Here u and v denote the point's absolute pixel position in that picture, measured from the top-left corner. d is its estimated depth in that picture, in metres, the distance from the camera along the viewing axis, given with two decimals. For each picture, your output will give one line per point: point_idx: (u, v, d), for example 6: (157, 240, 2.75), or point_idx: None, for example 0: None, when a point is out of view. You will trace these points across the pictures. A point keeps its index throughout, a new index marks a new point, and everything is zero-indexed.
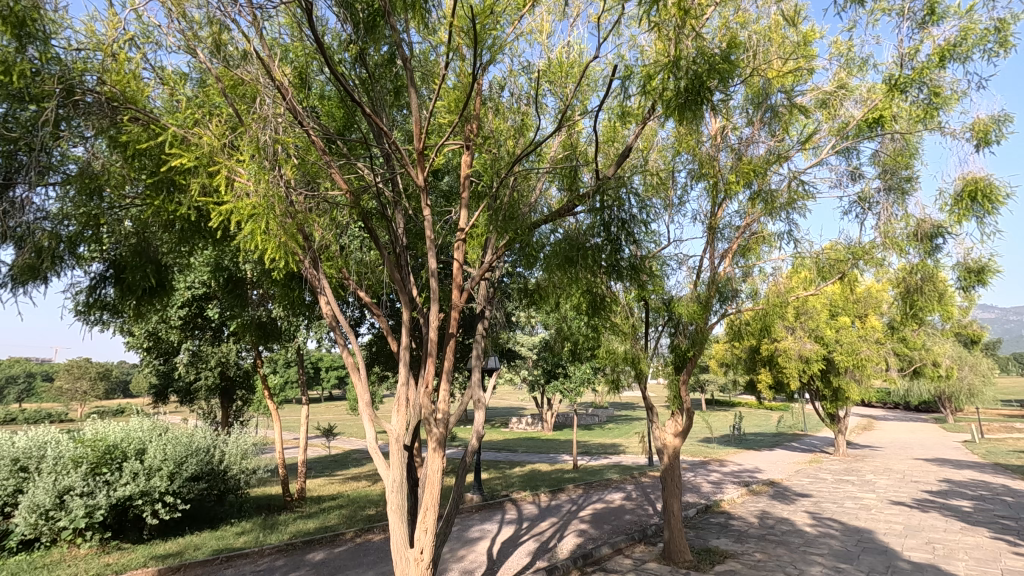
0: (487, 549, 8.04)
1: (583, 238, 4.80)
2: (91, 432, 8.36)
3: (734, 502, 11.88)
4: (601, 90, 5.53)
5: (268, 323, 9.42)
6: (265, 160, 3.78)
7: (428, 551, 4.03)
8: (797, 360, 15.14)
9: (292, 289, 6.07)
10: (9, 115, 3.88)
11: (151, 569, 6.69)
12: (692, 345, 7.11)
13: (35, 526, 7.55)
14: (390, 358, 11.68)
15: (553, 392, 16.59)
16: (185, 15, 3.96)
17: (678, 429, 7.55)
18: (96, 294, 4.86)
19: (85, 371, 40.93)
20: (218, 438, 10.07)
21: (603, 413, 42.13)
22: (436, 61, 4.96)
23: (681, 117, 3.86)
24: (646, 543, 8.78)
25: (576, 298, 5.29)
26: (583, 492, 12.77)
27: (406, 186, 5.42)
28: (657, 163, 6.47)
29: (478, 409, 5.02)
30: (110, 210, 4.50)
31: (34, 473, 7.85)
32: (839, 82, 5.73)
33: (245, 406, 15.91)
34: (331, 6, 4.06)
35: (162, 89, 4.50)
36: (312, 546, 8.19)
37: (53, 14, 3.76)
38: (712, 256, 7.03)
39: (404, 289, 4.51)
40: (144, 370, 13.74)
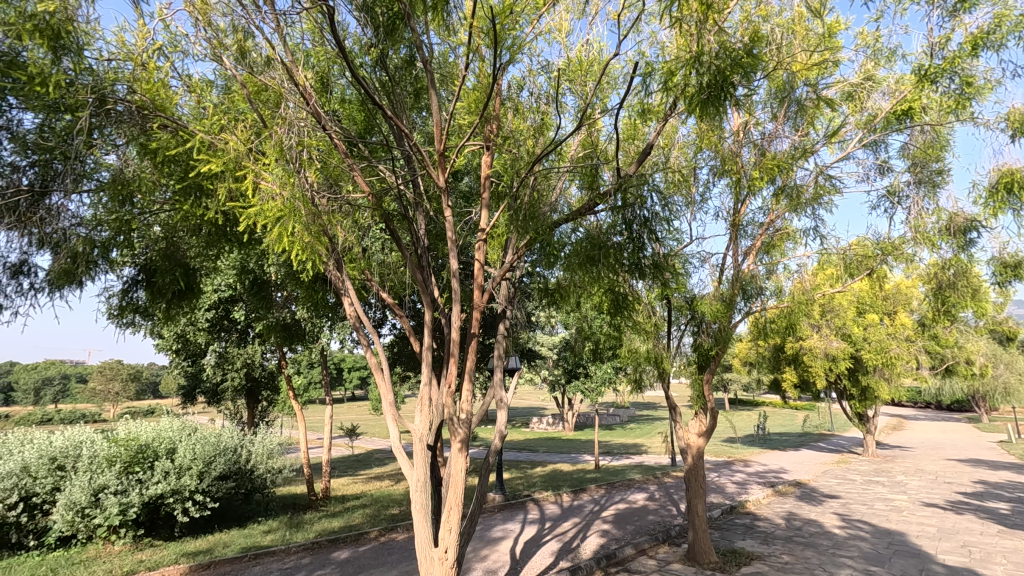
0: (510, 549, 8.05)
1: (604, 236, 4.82)
2: (124, 432, 8.60)
3: (759, 503, 11.70)
4: (622, 88, 5.49)
5: (293, 324, 9.54)
6: (289, 163, 3.85)
7: (452, 550, 4.04)
8: (823, 359, 14.84)
9: (317, 291, 6.13)
10: (46, 125, 3.99)
11: (182, 567, 6.85)
12: (716, 344, 7.00)
13: (73, 523, 7.79)
14: (411, 358, 11.78)
15: (574, 392, 16.52)
16: (211, 24, 4.07)
17: (702, 429, 7.45)
18: (129, 297, 5.04)
19: (117, 373, 42.07)
20: (245, 438, 10.27)
21: (625, 413, 41.83)
22: (455, 62, 4.98)
23: (703, 112, 3.82)
24: (670, 543, 8.72)
25: (599, 297, 5.27)
26: (606, 492, 12.72)
27: (427, 187, 5.45)
28: (679, 160, 6.39)
29: (501, 409, 5.02)
30: (141, 215, 4.62)
31: (70, 472, 8.09)
32: (866, 73, 5.55)
33: (271, 406, 16.20)
34: (352, 11, 4.11)
35: (190, 97, 4.60)
36: (337, 545, 8.29)
37: (86, 27, 3.88)
38: (735, 253, 6.94)
39: (426, 290, 4.55)
40: (174, 371, 14.09)
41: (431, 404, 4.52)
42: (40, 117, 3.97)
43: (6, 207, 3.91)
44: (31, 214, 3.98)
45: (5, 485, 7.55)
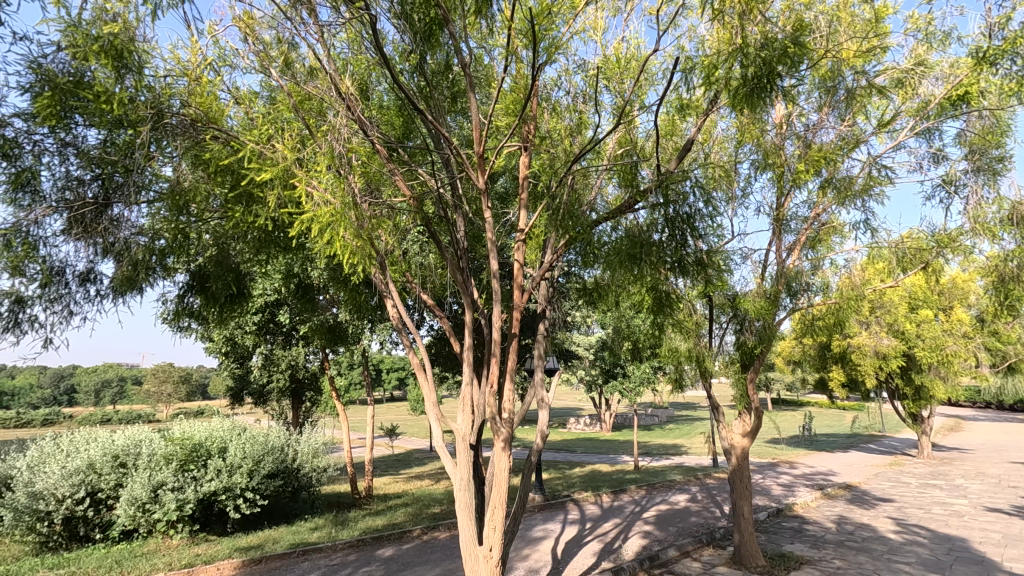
0: (551, 549, 8.05)
1: (644, 235, 4.79)
2: (179, 431, 9.01)
3: (808, 506, 11.34)
4: (660, 84, 5.40)
5: (337, 326, 9.61)
6: (340, 169, 3.94)
7: (497, 548, 4.05)
8: (873, 358, 14.28)
9: (360, 293, 6.30)
10: (109, 140, 4.22)
11: (237, 562, 7.13)
12: (760, 342, 6.83)
13: (134, 518, 8.19)
14: (449, 359, 11.91)
15: (612, 392, 16.41)
16: (257, 37, 4.31)
17: (746, 429, 7.31)
18: (183, 303, 5.28)
19: (169, 375, 43.81)
20: (292, 438, 10.61)
21: (664, 413, 41.36)
22: (492, 65, 5.05)
23: (748, 106, 3.74)
24: (714, 546, 8.54)
25: (639, 296, 5.19)
26: (646, 493, 12.63)
27: (466, 190, 5.52)
28: (719, 155, 6.20)
29: (542, 409, 5.03)
30: (196, 223, 4.82)
31: (131, 469, 8.49)
32: (918, 58, 5.34)
33: (314, 407, 16.63)
34: (391, 19, 4.20)
35: (238, 108, 4.78)
36: (382, 542, 8.47)
37: (148, 48, 4.07)
38: (779, 248, 6.77)
39: (466, 291, 4.62)
40: (223, 372, 14.64)
41: (472, 404, 4.58)
42: (103, 132, 4.18)
43: (74, 218, 4.15)
44: (96, 224, 4.22)
45: (73, 481, 8.00)
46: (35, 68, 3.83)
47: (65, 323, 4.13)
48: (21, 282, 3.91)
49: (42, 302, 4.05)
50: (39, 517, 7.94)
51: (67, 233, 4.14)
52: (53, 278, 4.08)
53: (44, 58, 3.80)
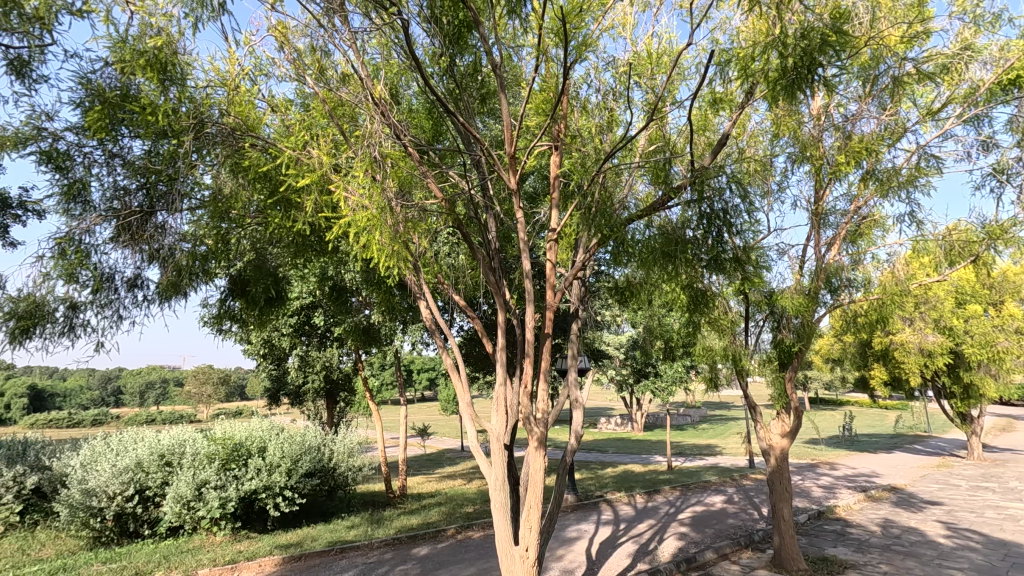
0: (586, 549, 8.02)
1: (678, 232, 4.70)
2: (221, 431, 9.29)
3: (851, 509, 10.99)
4: (692, 79, 5.30)
5: (371, 328, 9.74)
6: (377, 174, 3.96)
7: (534, 549, 4.02)
8: (917, 355, 13.77)
9: (393, 295, 6.38)
10: (154, 150, 4.37)
11: (278, 559, 7.32)
12: (798, 340, 6.63)
13: (180, 515, 8.48)
14: (479, 359, 11.96)
15: (644, 391, 16.24)
16: (292, 46, 4.40)
17: (785, 430, 7.16)
18: (224, 306, 5.46)
19: (209, 376, 45.14)
20: (328, 437, 10.82)
21: (697, 413, 40.66)
22: (521, 66, 5.04)
23: (787, 97, 3.67)
24: (753, 549, 8.36)
25: (675, 294, 5.13)
26: (681, 494, 12.43)
27: (497, 191, 5.53)
28: (753, 150, 6.02)
29: (576, 409, 5.00)
30: (236, 229, 4.95)
31: (176, 467, 8.78)
32: (964, 42, 5.11)
33: (348, 407, 16.92)
34: (421, 23, 4.24)
35: (274, 116, 4.86)
36: (417, 541, 8.57)
37: (189, 60, 4.20)
38: (818, 243, 6.57)
39: (499, 292, 4.61)
40: (261, 373, 15.06)
41: (506, 404, 4.59)
42: (148, 143, 4.34)
43: (122, 226, 4.33)
44: (142, 232, 4.39)
45: (123, 478, 8.33)
46: (86, 83, 4.03)
47: (115, 327, 4.31)
48: (74, 288, 4.09)
49: (94, 308, 4.23)
50: (92, 513, 8.30)
51: (116, 240, 4.33)
52: (104, 284, 4.25)
53: (93, 73, 3.99)
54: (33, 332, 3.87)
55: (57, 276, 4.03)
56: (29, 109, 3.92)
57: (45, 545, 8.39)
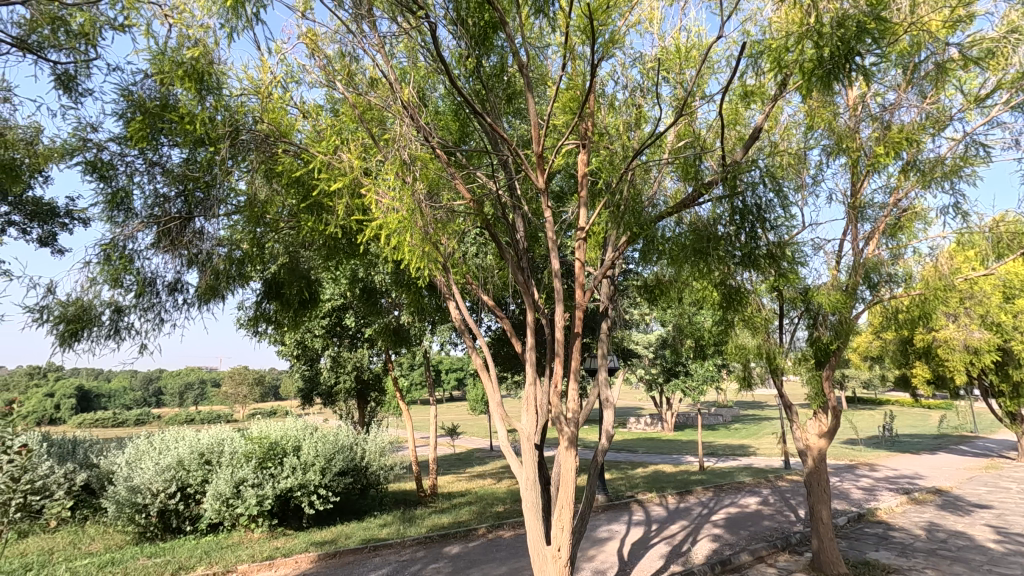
0: (618, 549, 7.97)
1: (709, 228, 4.61)
2: (257, 431, 9.54)
3: (893, 511, 10.63)
4: (722, 73, 5.19)
5: (400, 328, 9.84)
6: (408, 176, 3.97)
7: (566, 549, 3.99)
8: (963, 352, 13.26)
9: (423, 296, 6.44)
10: (192, 158, 4.50)
11: (313, 556, 7.47)
12: (836, 337, 6.42)
13: (220, 511, 8.73)
14: (508, 359, 11.98)
15: (674, 390, 16.02)
16: (321, 53, 4.48)
17: (823, 429, 6.96)
18: (260, 309, 5.60)
19: (244, 377, 46.34)
20: (360, 436, 10.99)
21: (729, 413, 39.88)
22: (547, 64, 5.02)
23: (823, 87, 3.56)
24: (791, 552, 8.16)
25: (706, 292, 5.03)
26: (714, 495, 12.22)
27: (525, 190, 5.52)
28: (786, 143, 5.86)
29: (607, 409, 4.95)
30: (270, 234, 5.06)
31: (215, 465, 9.04)
32: (1011, 25, 4.88)
33: (378, 407, 17.14)
34: (448, 26, 4.26)
35: (306, 122, 4.94)
36: (449, 540, 8.62)
37: (224, 69, 4.33)
38: (855, 238, 6.38)
39: (528, 291, 4.60)
40: (294, 373, 15.38)
41: (536, 404, 4.58)
42: (185, 151, 4.47)
43: (163, 232, 4.49)
44: (181, 238, 4.56)
45: (165, 476, 8.62)
46: (128, 94, 4.18)
47: (158, 329, 4.46)
48: (119, 292, 4.25)
49: (138, 311, 4.39)
50: (137, 509, 8.61)
51: (157, 246, 4.48)
52: (146, 288, 4.40)
53: (135, 85, 4.15)
54: (81, 335, 4.03)
55: (103, 281, 4.19)
56: (76, 121, 4.09)
57: (94, 539, 8.75)
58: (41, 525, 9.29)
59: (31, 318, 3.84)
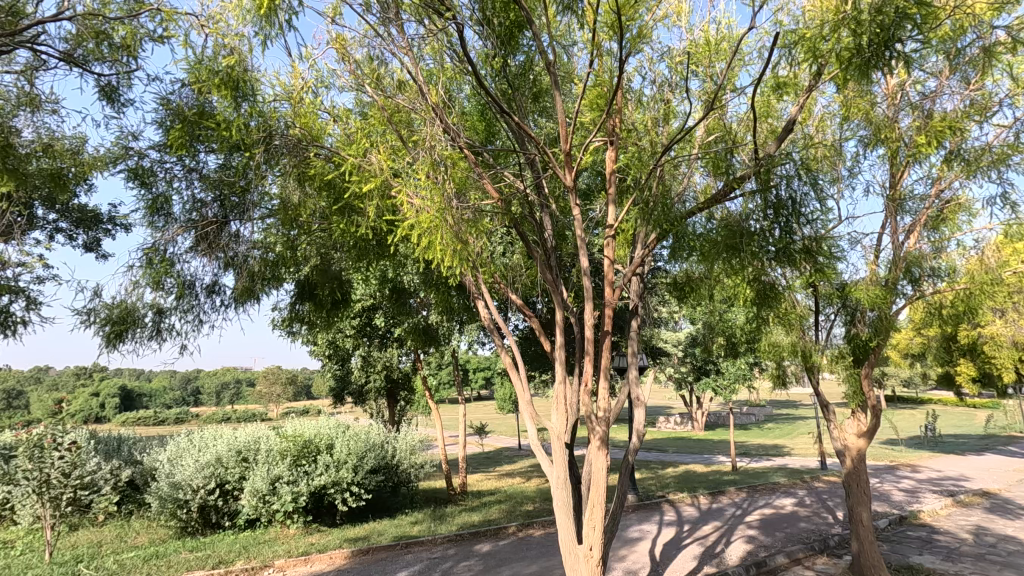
0: (649, 550, 7.89)
1: (742, 223, 4.51)
2: (291, 429, 9.74)
3: (937, 514, 10.26)
4: (753, 65, 5.07)
5: (429, 328, 9.92)
6: (439, 176, 3.98)
7: (598, 548, 3.95)
8: (1011, 348, 12.70)
9: (451, 295, 6.48)
10: (228, 163, 4.62)
11: (347, 552, 7.61)
12: (875, 335, 6.21)
13: (256, 508, 8.95)
14: (535, 358, 11.97)
15: (705, 389, 15.78)
16: (351, 57, 4.54)
17: (862, 429, 6.78)
18: (294, 310, 5.73)
19: (277, 377, 47.43)
20: (390, 435, 11.14)
21: (762, 412, 39.05)
22: (573, 62, 4.99)
23: (861, 76, 3.46)
24: (829, 555, 7.95)
25: (739, 289, 4.92)
26: (747, 495, 12.00)
27: (552, 189, 5.51)
28: (820, 136, 5.70)
29: (639, 407, 4.90)
30: (302, 236, 5.16)
31: (252, 463, 9.27)
32: None
33: (408, 406, 17.34)
34: (475, 26, 4.28)
35: (336, 125, 5.02)
36: (479, 538, 8.67)
37: (258, 77, 4.44)
38: (895, 231, 6.16)
39: (556, 290, 4.56)
40: (326, 373, 15.68)
41: (566, 403, 4.55)
42: (221, 156, 4.59)
43: (200, 235, 4.63)
44: (218, 241, 4.69)
45: (205, 473, 8.89)
46: (168, 103, 4.32)
47: (197, 330, 4.59)
48: (161, 295, 4.39)
49: (178, 313, 4.53)
50: (179, 504, 8.87)
51: (195, 249, 4.61)
52: (186, 291, 4.54)
53: (173, 94, 4.28)
54: (126, 336, 4.18)
55: (145, 284, 4.34)
56: (118, 131, 4.25)
57: (139, 533, 9.09)
58: (90, 519, 9.67)
59: (80, 320, 4.00)
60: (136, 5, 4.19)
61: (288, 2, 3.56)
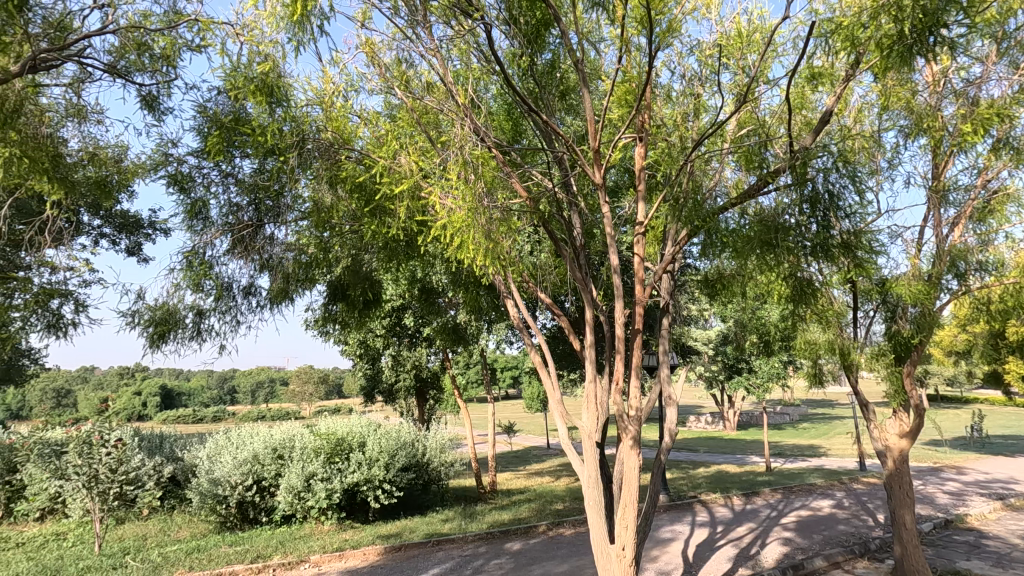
0: (682, 550, 7.79)
1: (776, 219, 4.39)
2: (325, 427, 9.94)
3: (985, 518, 9.85)
4: (787, 56, 4.93)
5: (459, 327, 9.99)
6: (469, 175, 3.97)
7: (630, 548, 3.90)
8: None
9: (480, 295, 6.52)
10: (264, 168, 4.74)
11: (380, 549, 7.73)
12: (918, 331, 6.00)
13: (292, 504, 9.16)
14: (564, 356, 11.93)
15: (737, 387, 15.48)
16: (379, 60, 4.60)
17: (904, 430, 6.57)
18: (327, 310, 5.85)
19: (310, 376, 48.42)
20: (421, 433, 11.27)
21: (796, 412, 38.10)
22: (600, 58, 4.96)
23: (901, 64, 3.34)
24: (870, 558, 7.71)
25: (774, 285, 4.79)
26: (783, 497, 11.72)
27: (581, 187, 5.48)
28: (857, 127, 5.52)
29: (671, 407, 4.83)
30: (335, 239, 5.26)
31: (287, 460, 9.48)
32: None
33: (437, 404, 17.49)
34: (502, 27, 4.29)
35: (366, 128, 5.08)
36: (509, 536, 8.70)
37: (291, 82, 4.54)
38: (938, 224, 5.93)
39: (585, 289, 4.52)
40: (357, 372, 15.93)
41: (596, 402, 4.51)
42: (256, 161, 4.72)
43: (237, 239, 4.76)
44: (253, 243, 4.81)
45: (242, 469, 9.15)
46: (206, 111, 4.46)
47: (235, 330, 4.73)
48: (200, 297, 4.54)
49: (217, 314, 4.67)
50: (218, 500, 9.14)
51: (232, 252, 4.74)
52: (224, 292, 4.68)
53: (210, 101, 4.42)
54: (168, 337, 4.33)
55: (186, 286, 4.49)
56: (159, 138, 4.40)
57: (181, 527, 9.42)
58: (135, 513, 10.03)
59: (125, 322, 4.16)
60: (175, 16, 4.31)
61: (320, 9, 3.63)
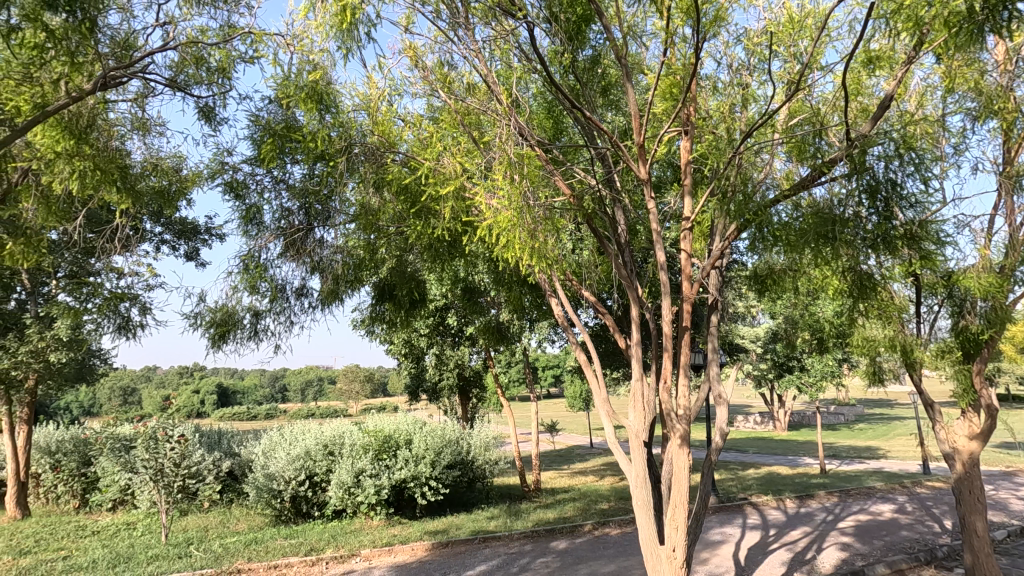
0: (732, 553, 7.59)
1: (833, 210, 4.19)
2: (373, 425, 10.17)
3: None
4: (842, 40, 4.70)
5: (501, 326, 10.03)
6: (514, 175, 3.97)
7: (681, 550, 3.79)
8: None
9: (524, 294, 6.51)
10: (314, 173, 4.88)
11: (428, 544, 7.87)
12: (989, 327, 5.64)
13: (342, 499, 9.43)
14: (607, 355, 11.80)
15: (789, 386, 14.92)
16: (422, 62, 4.64)
17: (974, 431, 6.13)
18: (375, 310, 5.99)
19: (355, 375, 49.64)
20: (465, 432, 11.35)
21: (852, 412, 36.44)
22: (642, 52, 4.87)
23: (969, 42, 3.14)
24: (936, 566, 7.32)
25: (831, 279, 4.59)
26: (839, 500, 11.26)
27: (624, 184, 5.40)
28: (919, 111, 5.22)
29: (721, 406, 4.69)
30: (381, 240, 5.36)
31: (337, 457, 9.75)
32: None
33: (480, 403, 17.59)
34: (543, 25, 4.28)
35: (409, 130, 5.13)
36: (555, 535, 8.70)
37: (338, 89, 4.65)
38: (1011, 212, 5.54)
39: (631, 286, 4.44)
40: (402, 371, 16.20)
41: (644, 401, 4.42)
42: (306, 167, 4.86)
43: (289, 242, 4.96)
44: (305, 246, 5.03)
45: (295, 465, 9.49)
46: (260, 120, 4.65)
47: (289, 330, 4.90)
48: (257, 298, 4.73)
49: (272, 314, 4.86)
50: (274, 494, 9.54)
51: (285, 255, 4.93)
52: (278, 294, 4.86)
53: (263, 110, 4.60)
54: (228, 337, 4.54)
55: (243, 288, 4.68)
56: (216, 148, 4.60)
57: (240, 519, 9.88)
58: (197, 505, 10.57)
59: (188, 323, 4.39)
60: (229, 30, 4.50)
61: (367, 15, 3.71)
